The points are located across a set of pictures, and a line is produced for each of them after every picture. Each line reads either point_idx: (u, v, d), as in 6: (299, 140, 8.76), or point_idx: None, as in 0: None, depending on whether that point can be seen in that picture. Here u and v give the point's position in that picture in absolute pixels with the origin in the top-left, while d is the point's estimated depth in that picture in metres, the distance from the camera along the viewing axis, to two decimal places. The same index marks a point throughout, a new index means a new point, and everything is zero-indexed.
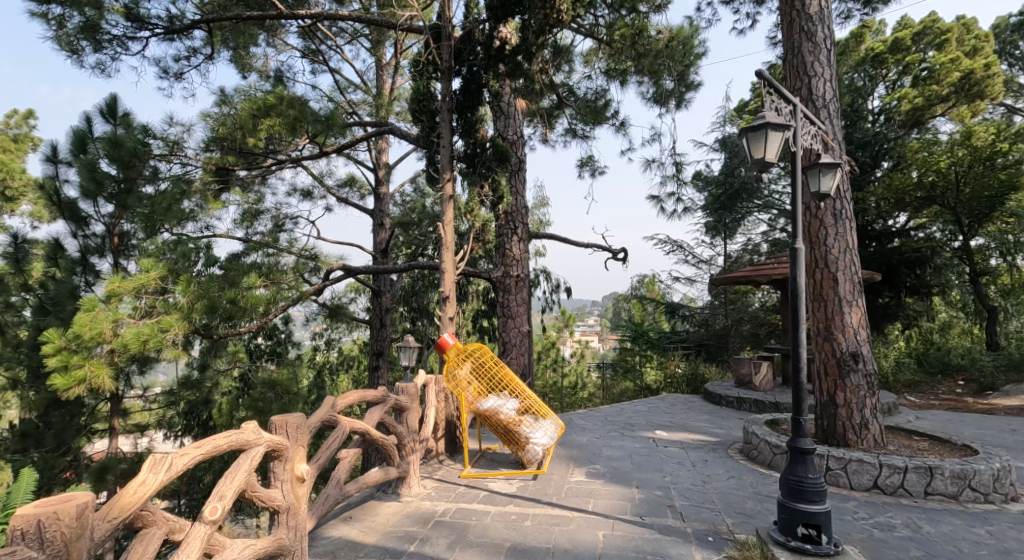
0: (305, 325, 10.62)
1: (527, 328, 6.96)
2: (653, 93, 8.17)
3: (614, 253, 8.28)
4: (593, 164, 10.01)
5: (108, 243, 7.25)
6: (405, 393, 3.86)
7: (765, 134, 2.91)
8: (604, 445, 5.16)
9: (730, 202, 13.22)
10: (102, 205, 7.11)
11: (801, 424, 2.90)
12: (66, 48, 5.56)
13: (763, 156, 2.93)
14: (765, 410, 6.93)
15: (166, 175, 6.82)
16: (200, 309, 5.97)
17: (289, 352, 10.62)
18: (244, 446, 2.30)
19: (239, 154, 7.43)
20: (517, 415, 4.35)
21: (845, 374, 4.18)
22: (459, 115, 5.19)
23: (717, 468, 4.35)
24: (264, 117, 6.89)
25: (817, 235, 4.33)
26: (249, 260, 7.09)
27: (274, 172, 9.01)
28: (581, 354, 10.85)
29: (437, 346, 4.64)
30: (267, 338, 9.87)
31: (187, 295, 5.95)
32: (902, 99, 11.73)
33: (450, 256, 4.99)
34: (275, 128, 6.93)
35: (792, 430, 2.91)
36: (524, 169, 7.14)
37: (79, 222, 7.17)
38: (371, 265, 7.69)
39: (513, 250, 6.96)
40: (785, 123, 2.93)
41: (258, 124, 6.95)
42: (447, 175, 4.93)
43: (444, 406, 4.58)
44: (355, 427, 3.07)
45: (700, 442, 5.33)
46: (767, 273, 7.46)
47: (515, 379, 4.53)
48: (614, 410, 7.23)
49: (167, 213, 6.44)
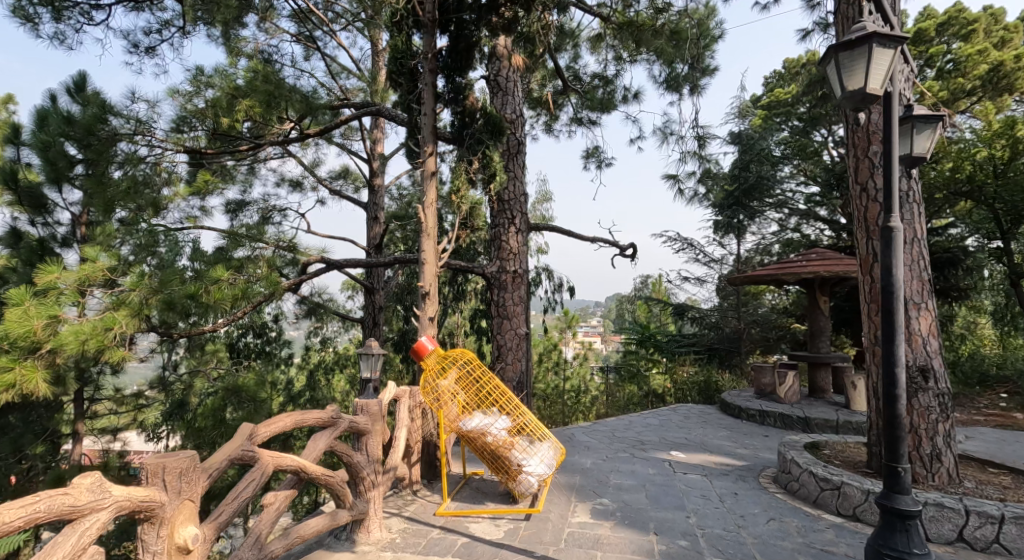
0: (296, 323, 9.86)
1: (524, 330, 6.18)
2: (665, 78, 7.41)
3: (622, 250, 7.54)
4: (599, 156, 9.23)
5: (78, 232, 6.59)
6: (364, 413, 3.07)
7: (869, 50, 2.37)
8: (612, 470, 4.38)
9: (745, 198, 12.43)
10: (69, 192, 6.40)
11: (901, 479, 2.24)
12: (20, 17, 4.78)
13: (865, 84, 2.39)
14: (791, 425, 6.16)
15: (122, 156, 5.66)
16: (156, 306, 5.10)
17: (279, 352, 9.87)
18: (70, 518, 1.63)
19: (221, 137, 6.67)
20: (508, 436, 3.62)
21: (911, 393, 3.40)
22: (445, 78, 4.38)
23: (750, 506, 3.57)
24: (241, 96, 6.15)
25: (875, 222, 3.58)
26: (237, 255, 6.46)
27: (256, 159, 8.26)
28: (584, 356, 9.91)
29: (411, 352, 3.86)
30: (254, 336, 9.17)
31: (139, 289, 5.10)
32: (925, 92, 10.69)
33: (431, 244, 4.22)
34: (255, 110, 6.18)
35: (887, 484, 2.25)
36: (524, 153, 6.38)
37: (40, 210, 6.52)
38: (354, 260, 6.96)
39: (509, 243, 6.18)
40: (897, 40, 2.37)
41: (236, 104, 6.18)
42: (429, 148, 4.15)
43: (419, 425, 3.80)
44: (281, 465, 2.28)
45: (724, 467, 4.55)
46: (793, 272, 6.63)
47: (507, 391, 3.78)
48: (622, 423, 6.45)
49: (123, 194, 5.56)
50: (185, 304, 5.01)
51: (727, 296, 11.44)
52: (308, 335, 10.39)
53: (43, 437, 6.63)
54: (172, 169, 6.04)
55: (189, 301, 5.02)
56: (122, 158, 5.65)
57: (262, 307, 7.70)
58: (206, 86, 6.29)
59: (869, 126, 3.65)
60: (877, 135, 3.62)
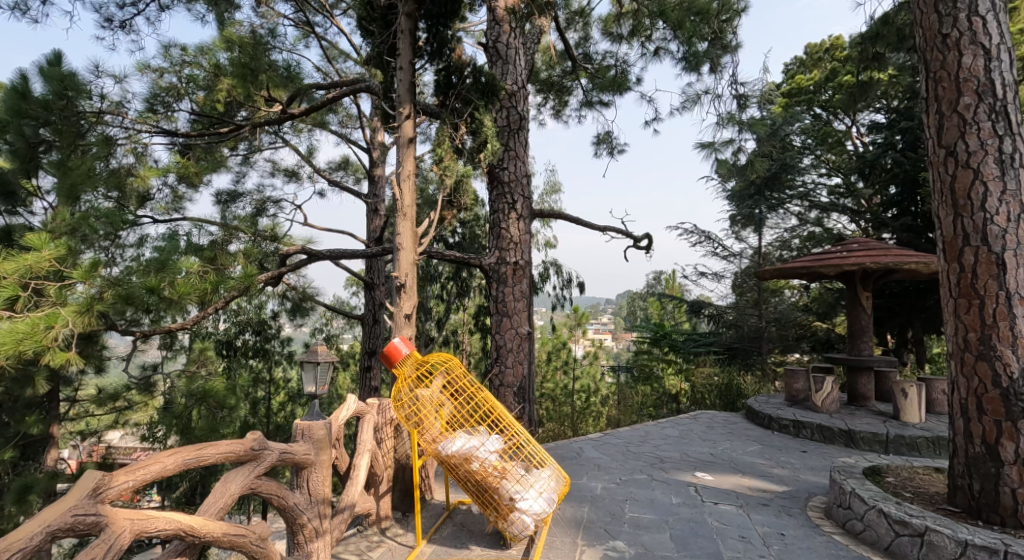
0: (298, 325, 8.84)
1: (526, 329, 5.46)
2: (684, 54, 6.65)
3: (636, 242, 6.82)
4: (611, 142, 8.48)
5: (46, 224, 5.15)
6: (307, 439, 2.35)
7: None
8: (627, 498, 3.67)
9: (767, 187, 11.57)
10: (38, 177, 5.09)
11: None
12: None
13: None
14: (832, 439, 5.43)
15: (89, 136, 4.89)
16: (111, 300, 4.23)
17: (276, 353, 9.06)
18: None
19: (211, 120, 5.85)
20: (500, 462, 2.93)
21: (1016, 414, 2.72)
22: (428, 24, 3.58)
23: (805, 555, 2.84)
24: (223, 75, 5.40)
25: (969, 196, 2.86)
26: (231, 248, 5.86)
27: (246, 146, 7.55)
28: (595, 355, 9.21)
29: (382, 356, 3.19)
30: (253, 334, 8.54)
31: (90, 284, 4.20)
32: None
33: (410, 225, 3.51)
34: (237, 91, 5.41)
35: None
36: (526, 129, 5.63)
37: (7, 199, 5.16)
38: (344, 251, 6.31)
39: (510, 231, 5.46)
40: None
41: (217, 83, 5.41)
42: (405, 110, 3.44)
43: (390, 448, 3.10)
44: (145, 532, 1.67)
45: (762, 494, 3.82)
46: (833, 263, 5.84)
47: (500, 406, 3.09)
48: (638, 434, 5.73)
49: (87, 177, 4.77)
50: (145, 300, 4.23)
51: (746, 292, 10.59)
52: (312, 333, 9.61)
53: (7, 443, 5.97)
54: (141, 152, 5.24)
55: (149, 295, 4.21)
56: (85, 139, 4.86)
57: (243, 302, 7.03)
58: (183, 64, 5.44)
59: (960, 72, 2.89)
60: (970, 83, 2.86)
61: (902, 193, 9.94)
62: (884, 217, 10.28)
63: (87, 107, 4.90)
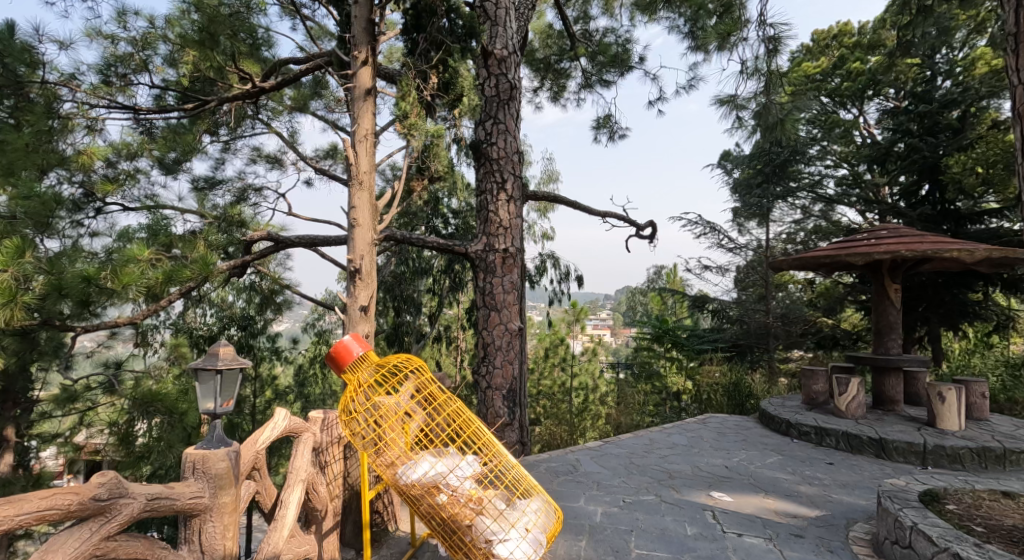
0: (291, 316, 7.40)
1: (517, 324, 4.84)
2: (691, 26, 5.99)
3: (639, 230, 6.20)
4: (611, 126, 7.84)
5: None
6: (200, 476, 1.95)
7: None
8: (632, 528, 3.05)
9: (775, 176, 10.95)
10: None
11: None
12: None
13: None
14: (860, 449, 4.83)
15: (35, 108, 4.21)
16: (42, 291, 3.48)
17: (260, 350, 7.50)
18: None
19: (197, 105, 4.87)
20: (474, 493, 2.31)
21: None
22: None
23: None
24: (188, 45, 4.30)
25: None
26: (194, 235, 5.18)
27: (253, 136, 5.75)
28: (595, 351, 8.57)
29: (329, 358, 2.58)
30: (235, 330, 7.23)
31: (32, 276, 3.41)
32: (975, 59, 8.94)
33: (368, 197, 3.46)
34: (205, 65, 4.42)
35: None
36: (518, 99, 4.93)
37: None
38: (328, 238, 5.81)
39: (498, 214, 4.83)
40: None
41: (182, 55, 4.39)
42: (362, 54, 3.43)
43: (338, 477, 2.50)
44: None
45: (793, 521, 3.21)
46: (863, 251, 5.21)
47: (477, 422, 2.46)
48: (642, 443, 5.14)
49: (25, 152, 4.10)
50: (80, 289, 3.52)
51: (748, 286, 9.97)
52: (304, 328, 8.12)
53: None
54: (93, 127, 4.45)
55: (85, 286, 3.52)
56: (30, 110, 4.20)
57: (222, 294, 6.51)
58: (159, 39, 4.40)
59: None
60: None
61: (918, 180, 9.19)
62: (899, 205, 9.44)
63: (34, 75, 4.28)
